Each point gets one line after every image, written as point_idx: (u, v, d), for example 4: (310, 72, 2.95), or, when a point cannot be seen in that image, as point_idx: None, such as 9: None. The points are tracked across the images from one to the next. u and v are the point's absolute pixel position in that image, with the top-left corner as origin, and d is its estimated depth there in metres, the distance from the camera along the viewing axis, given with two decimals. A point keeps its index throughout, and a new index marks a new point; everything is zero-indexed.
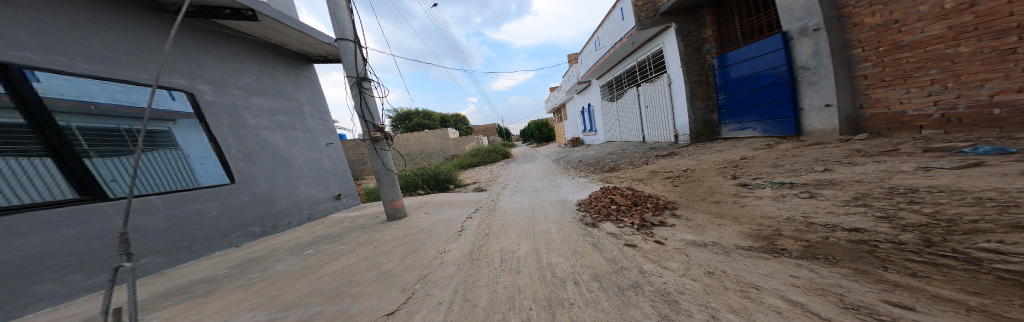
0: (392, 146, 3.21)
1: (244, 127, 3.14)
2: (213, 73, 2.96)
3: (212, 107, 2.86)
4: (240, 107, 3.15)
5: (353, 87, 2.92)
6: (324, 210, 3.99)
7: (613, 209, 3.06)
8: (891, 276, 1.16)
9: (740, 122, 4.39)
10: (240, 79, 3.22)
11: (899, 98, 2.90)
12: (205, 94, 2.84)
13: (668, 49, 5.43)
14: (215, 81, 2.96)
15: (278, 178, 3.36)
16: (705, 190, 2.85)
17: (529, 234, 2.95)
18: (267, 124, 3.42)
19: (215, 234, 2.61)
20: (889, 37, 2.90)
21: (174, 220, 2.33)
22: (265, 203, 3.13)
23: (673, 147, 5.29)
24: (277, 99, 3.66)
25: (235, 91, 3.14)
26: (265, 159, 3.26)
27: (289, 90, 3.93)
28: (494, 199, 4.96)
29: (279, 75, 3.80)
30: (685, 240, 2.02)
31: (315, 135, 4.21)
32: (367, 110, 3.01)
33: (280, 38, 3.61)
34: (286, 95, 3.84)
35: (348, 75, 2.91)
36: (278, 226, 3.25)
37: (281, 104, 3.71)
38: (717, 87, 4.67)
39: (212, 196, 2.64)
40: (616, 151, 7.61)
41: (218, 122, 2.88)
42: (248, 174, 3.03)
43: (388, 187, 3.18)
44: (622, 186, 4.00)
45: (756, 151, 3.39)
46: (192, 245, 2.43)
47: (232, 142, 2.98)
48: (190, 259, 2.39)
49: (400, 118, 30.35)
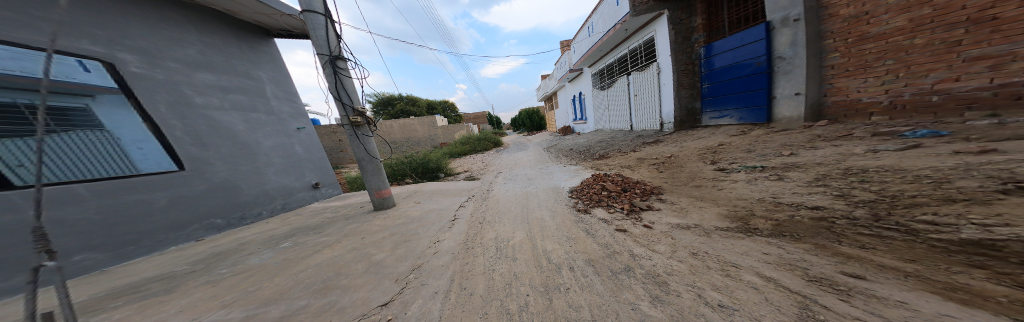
0: (375, 132, 3.02)
1: (189, 106, 2.79)
2: (139, 40, 2.57)
3: (143, 80, 2.51)
4: (182, 83, 2.79)
5: (325, 66, 2.66)
6: (301, 201, 3.74)
7: (604, 195, 3.17)
8: (844, 249, 1.30)
9: (720, 110, 4.62)
10: (177, 49, 2.83)
11: (859, 86, 3.09)
12: (131, 65, 2.47)
13: (658, 37, 5.55)
14: (143, 50, 2.57)
15: (241, 166, 3.08)
16: (687, 175, 3.01)
17: (523, 221, 3.00)
18: (220, 105, 3.07)
19: (166, 227, 2.40)
20: (859, 28, 3.01)
21: (111, 211, 2.11)
22: (227, 192, 2.89)
23: (658, 134, 5.48)
24: (230, 76, 3.28)
25: (172, 64, 2.75)
26: (222, 144, 2.96)
27: (246, 66, 3.52)
28: (488, 188, 4.91)
29: (230, 49, 3.37)
30: (671, 223, 2.14)
31: (283, 119, 3.85)
32: (345, 93, 2.76)
33: (228, 5, 3.17)
34: (242, 72, 3.44)
35: (320, 53, 2.63)
36: (245, 218, 3.02)
37: (237, 82, 3.33)
38: (702, 76, 4.84)
39: (157, 184, 2.39)
40: (605, 139, 7.76)
41: (153, 99, 2.55)
42: (199, 159, 2.74)
43: (374, 176, 3.03)
44: (612, 173, 4.12)
45: (733, 137, 3.59)
46: (138, 239, 2.22)
47: (175, 123, 2.66)
48: (138, 255, 2.19)
49: (381, 104, 28.78)
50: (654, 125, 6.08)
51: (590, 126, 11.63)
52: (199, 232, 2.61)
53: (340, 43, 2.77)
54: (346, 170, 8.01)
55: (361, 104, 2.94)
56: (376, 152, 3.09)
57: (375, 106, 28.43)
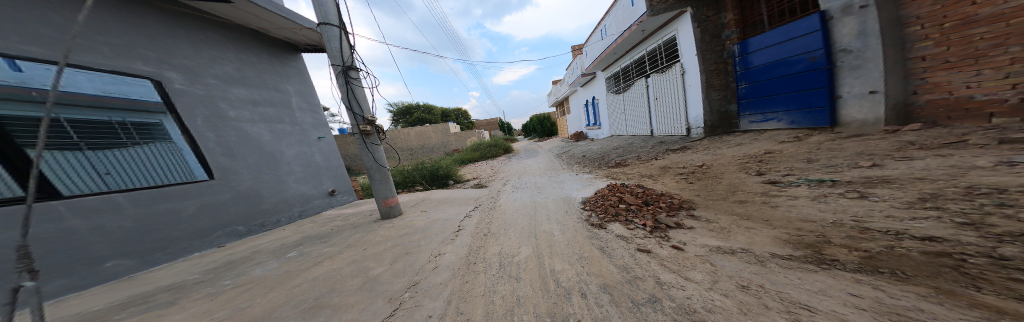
0: (384, 141, 3.04)
1: (222, 118, 3.02)
2: (184, 59, 2.85)
3: (183, 95, 2.75)
4: (218, 97, 3.03)
5: (339, 76, 2.77)
6: (317, 208, 3.88)
7: (621, 208, 2.82)
8: (986, 299, 0.90)
9: (763, 113, 3.98)
10: (217, 66, 3.11)
11: (967, 81, 2.32)
12: (176, 83, 2.73)
13: (681, 36, 5.18)
14: (186, 68, 2.84)
15: (265, 175, 3.26)
16: (725, 188, 2.57)
17: (529, 235, 2.77)
18: (249, 117, 3.30)
19: (192, 233, 2.53)
20: (959, 10, 2.30)
21: (143, 219, 2.25)
22: (250, 200, 3.04)
23: (685, 141, 4.96)
24: (260, 90, 3.55)
25: (210, 79, 3.02)
26: (248, 154, 3.15)
27: (275, 80, 3.80)
28: (494, 197, 4.73)
29: (262, 64, 3.67)
30: (707, 246, 1.77)
31: (304, 128, 4.08)
32: (356, 102, 2.83)
33: (260, 24, 3.46)
34: (272, 86, 3.73)
35: (334, 64, 2.74)
36: (265, 224, 3.16)
37: (266, 95, 3.60)
38: (739, 75, 4.27)
39: (187, 193, 2.55)
40: (623, 145, 7.27)
41: (192, 114, 2.78)
42: (228, 169, 2.92)
43: (381, 184, 3.01)
44: (630, 183, 3.72)
45: (784, 144, 3.05)
46: (166, 245, 2.35)
47: (209, 135, 2.87)
48: (164, 261, 2.31)
49: (402, 113, 30.32)
50: (678, 130, 5.54)
51: (604, 132, 11.16)
52: (221, 238, 2.74)
53: (353, 54, 2.89)
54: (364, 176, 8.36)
55: (371, 113, 3.01)
56: (384, 161, 3.08)
57: (396, 116, 29.94)
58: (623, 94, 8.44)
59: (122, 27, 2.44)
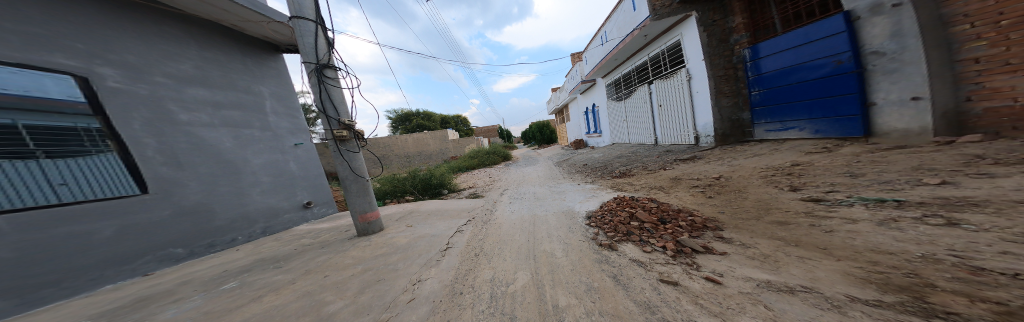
0: (363, 148, 2.65)
1: (171, 122, 2.73)
2: (126, 54, 2.56)
3: (119, 95, 2.44)
4: (167, 97, 2.76)
5: (312, 75, 2.41)
6: (284, 226, 3.56)
7: (634, 226, 2.47)
8: None
9: (782, 122, 3.69)
10: (172, 64, 2.87)
11: None
12: (116, 82, 2.44)
13: (686, 40, 4.99)
14: (130, 65, 2.56)
15: (221, 188, 2.97)
16: (755, 204, 2.23)
17: (527, 256, 2.40)
18: (204, 121, 3.02)
19: (109, 262, 2.14)
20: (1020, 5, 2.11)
21: (37, 247, 1.84)
22: (197, 217, 2.72)
23: (693, 150, 4.67)
24: (224, 91, 3.30)
25: (160, 78, 2.74)
26: (200, 163, 2.85)
27: (244, 81, 3.55)
28: (490, 209, 4.36)
29: (230, 63, 3.44)
30: (753, 280, 1.38)
31: (279, 134, 3.87)
32: (331, 104, 2.46)
33: (233, 21, 3.28)
34: (241, 87, 3.50)
35: (307, 61, 2.39)
36: (212, 244, 2.81)
37: (233, 97, 3.37)
38: (751, 81, 4.02)
39: (111, 212, 2.20)
40: (626, 154, 6.98)
41: (129, 115, 2.48)
42: (171, 181, 2.60)
43: (358, 197, 2.63)
44: (639, 196, 3.39)
45: (813, 155, 2.75)
46: (64, 278, 1.92)
47: (148, 140, 2.55)
48: (60, 298, 1.87)
49: (400, 119, 30.18)
50: (685, 138, 5.26)
51: (605, 140, 10.92)
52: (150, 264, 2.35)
53: (331, 51, 2.55)
54: None
55: (349, 117, 2.63)
56: (366, 170, 2.69)
57: (394, 123, 29.80)
58: (625, 102, 8.26)
59: (47, 17, 2.14)
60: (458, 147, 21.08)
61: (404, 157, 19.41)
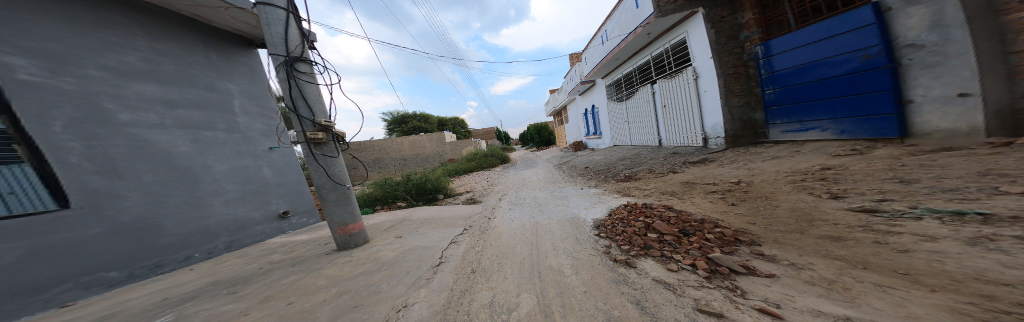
0: (342, 153, 2.29)
1: (111, 124, 2.50)
2: (46, 41, 2.26)
3: (40, 91, 2.16)
4: (104, 94, 2.51)
5: (279, 70, 2.05)
6: (251, 240, 3.35)
7: (652, 239, 2.20)
8: None
9: (801, 122, 3.48)
10: (110, 55, 2.60)
11: None
12: (30, 74, 2.14)
13: (693, 38, 4.82)
14: (51, 54, 2.26)
15: (171, 200, 2.75)
16: (792, 213, 1.97)
17: (531, 273, 2.10)
18: (151, 121, 2.78)
19: (21, 289, 1.88)
20: None
21: None
22: (141, 233, 2.49)
23: (702, 152, 4.44)
24: (179, 88, 3.08)
25: (93, 71, 2.48)
26: (147, 172, 2.63)
27: (209, 78, 3.40)
28: (488, 217, 4.07)
29: (189, 57, 3.26)
30: (818, 313, 1.09)
31: (251, 137, 3.69)
32: (304, 103, 2.11)
33: (199, 12, 3.16)
34: (201, 84, 3.30)
35: (273, 53, 2.04)
36: (159, 265, 2.57)
37: (190, 94, 3.15)
38: (764, 80, 3.81)
39: (25, 232, 1.94)
40: (629, 156, 6.75)
41: (53, 115, 2.20)
42: (109, 193, 2.37)
43: (334, 206, 2.26)
44: (653, 203, 3.14)
45: (842, 158, 2.51)
46: None
47: (76, 144, 2.28)
48: None
49: (396, 121, 29.82)
50: (692, 140, 5.04)
51: (606, 142, 10.73)
52: (71, 292, 2.06)
53: (304, 43, 2.20)
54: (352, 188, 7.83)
55: (327, 117, 2.29)
56: (348, 176, 2.33)
57: (389, 125, 29.36)
58: (626, 102, 8.09)
59: None
60: (454, 149, 20.77)
61: (399, 160, 19.08)
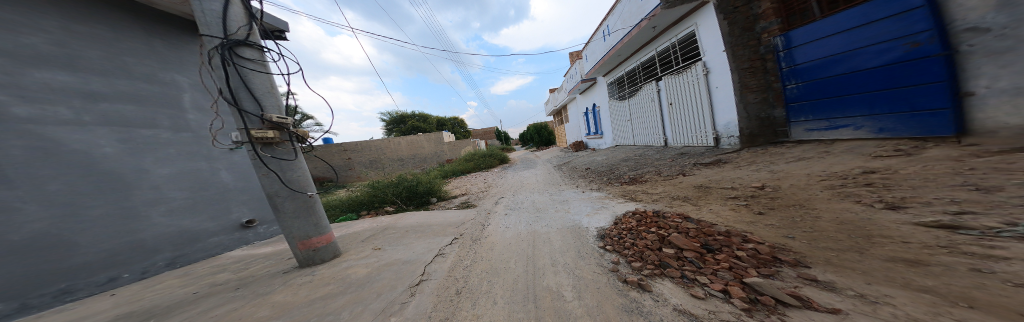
0: (299, 154, 2.13)
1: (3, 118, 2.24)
2: None
3: None
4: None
5: (214, 54, 1.77)
6: (200, 255, 3.20)
7: (670, 256, 1.86)
8: None
9: (830, 119, 3.12)
10: (12, 37, 2.37)
11: None
12: None
13: (702, 31, 4.53)
14: None
15: (91, 213, 2.54)
16: (839, 226, 1.63)
17: (527, 296, 1.76)
18: (64, 117, 2.54)
19: None
20: None
21: None
22: (47, 254, 2.29)
23: (714, 153, 4.10)
24: (108, 78, 2.86)
25: None
26: (55, 181, 2.41)
27: (151, 67, 3.22)
28: (482, 226, 3.80)
29: (124, 44, 3.05)
30: None
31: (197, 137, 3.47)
32: (248, 95, 1.85)
33: None
34: (139, 75, 3.10)
35: (208, 34, 1.77)
36: (76, 289, 2.39)
37: (121, 86, 2.93)
38: (784, 74, 3.47)
39: None
40: (632, 157, 6.44)
41: None
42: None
43: (292, 218, 2.09)
44: (664, 210, 2.82)
45: (885, 159, 2.18)
46: None
47: None
48: None
49: (396, 121, 29.77)
50: (703, 140, 4.76)
51: (607, 142, 10.44)
52: None
53: (250, 26, 1.96)
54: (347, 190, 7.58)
55: (278, 112, 2.05)
56: (310, 182, 2.19)
57: (389, 125, 29.20)
58: (628, 101, 7.79)
59: None
60: (454, 149, 20.56)
61: (398, 160, 18.91)
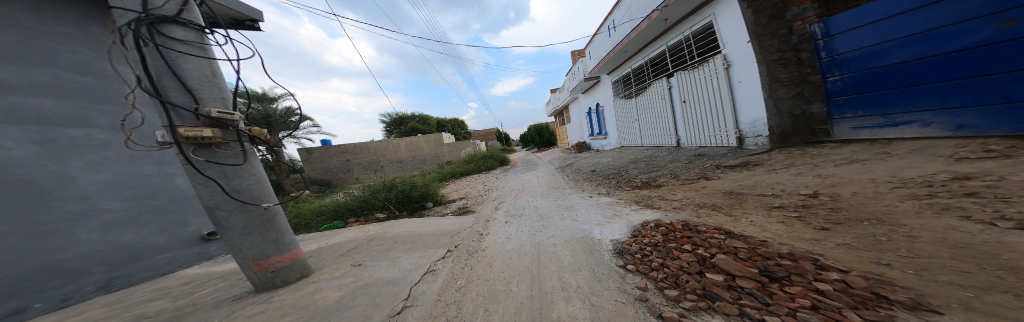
0: (247, 156, 1.82)
1: None
2: None
3: None
4: None
5: (130, 31, 1.48)
6: (144, 276, 2.89)
7: (722, 285, 1.42)
8: None
9: (886, 115, 2.72)
10: None
11: None
12: None
13: (721, 21, 4.15)
14: None
15: None
16: (958, 251, 1.21)
17: None
18: None
19: None
20: None
21: None
22: None
23: (738, 155, 3.67)
24: (24, 67, 2.53)
25: None
26: None
27: (85, 56, 2.90)
28: (479, 238, 3.40)
29: (49, 28, 2.72)
30: None
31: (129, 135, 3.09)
32: (175, 84, 1.56)
33: None
34: (68, 64, 2.77)
35: (123, 7, 1.48)
36: None
37: (42, 77, 2.59)
38: (824, 65, 3.07)
39: None
40: (641, 158, 6.04)
41: None
42: None
43: (242, 236, 1.78)
44: (690, 221, 2.44)
45: (975, 162, 1.78)
46: None
47: None
48: None
49: (396, 122, 29.47)
50: (724, 140, 4.38)
51: (611, 142, 10.07)
52: None
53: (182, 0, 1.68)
54: (342, 193, 7.28)
55: (219, 107, 1.76)
56: (269, 193, 1.92)
57: (389, 126, 29.02)
58: (635, 99, 7.42)
59: None
60: (454, 151, 20.22)
61: (397, 161, 18.66)
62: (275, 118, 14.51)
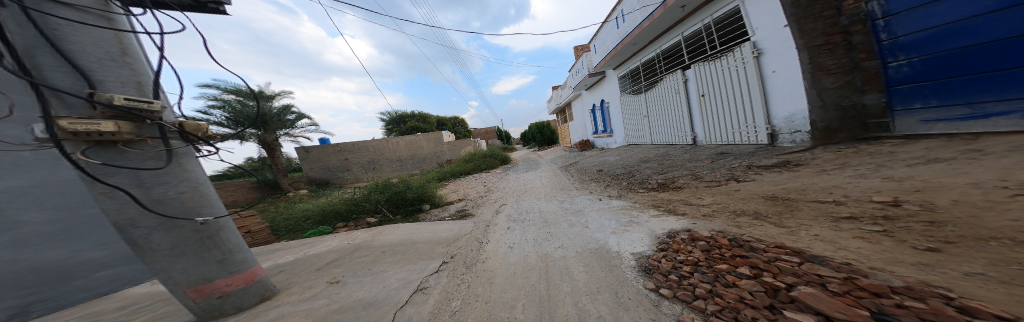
0: (169, 159, 1.46)
1: None
2: None
3: None
4: None
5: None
6: (76, 298, 2.57)
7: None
8: None
9: (971, 104, 2.26)
10: None
11: None
12: None
13: (750, 4, 3.73)
14: None
15: None
16: None
17: None
18: None
19: None
20: None
21: None
22: None
23: (772, 153, 3.24)
24: None
25: None
26: None
27: None
28: (478, 249, 2.98)
29: None
30: None
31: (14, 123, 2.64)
32: (54, 58, 1.28)
33: None
34: None
35: None
36: None
37: None
38: (883, 49, 2.66)
39: None
40: (653, 157, 5.61)
41: None
42: None
43: (172, 258, 1.43)
44: (728, 231, 2.04)
45: None
46: None
47: None
48: None
49: (396, 121, 29.06)
50: (751, 137, 3.96)
51: (617, 141, 9.66)
52: None
53: None
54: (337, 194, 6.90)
55: (128, 91, 1.46)
56: (214, 203, 1.60)
57: (387, 125, 28.66)
58: (644, 95, 7.00)
59: None
60: (453, 149, 19.82)
61: (396, 160, 18.31)
62: (270, 116, 14.10)
